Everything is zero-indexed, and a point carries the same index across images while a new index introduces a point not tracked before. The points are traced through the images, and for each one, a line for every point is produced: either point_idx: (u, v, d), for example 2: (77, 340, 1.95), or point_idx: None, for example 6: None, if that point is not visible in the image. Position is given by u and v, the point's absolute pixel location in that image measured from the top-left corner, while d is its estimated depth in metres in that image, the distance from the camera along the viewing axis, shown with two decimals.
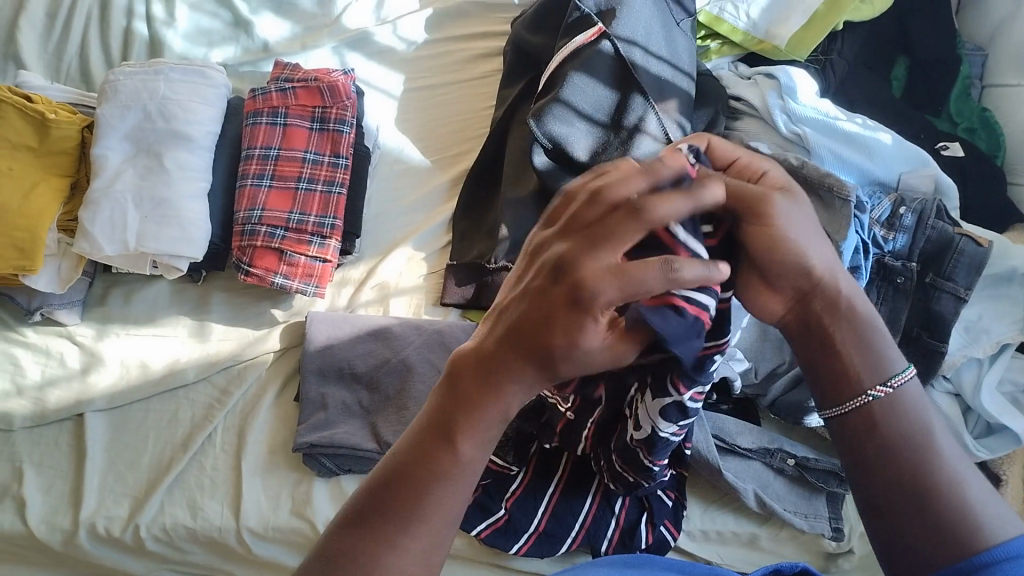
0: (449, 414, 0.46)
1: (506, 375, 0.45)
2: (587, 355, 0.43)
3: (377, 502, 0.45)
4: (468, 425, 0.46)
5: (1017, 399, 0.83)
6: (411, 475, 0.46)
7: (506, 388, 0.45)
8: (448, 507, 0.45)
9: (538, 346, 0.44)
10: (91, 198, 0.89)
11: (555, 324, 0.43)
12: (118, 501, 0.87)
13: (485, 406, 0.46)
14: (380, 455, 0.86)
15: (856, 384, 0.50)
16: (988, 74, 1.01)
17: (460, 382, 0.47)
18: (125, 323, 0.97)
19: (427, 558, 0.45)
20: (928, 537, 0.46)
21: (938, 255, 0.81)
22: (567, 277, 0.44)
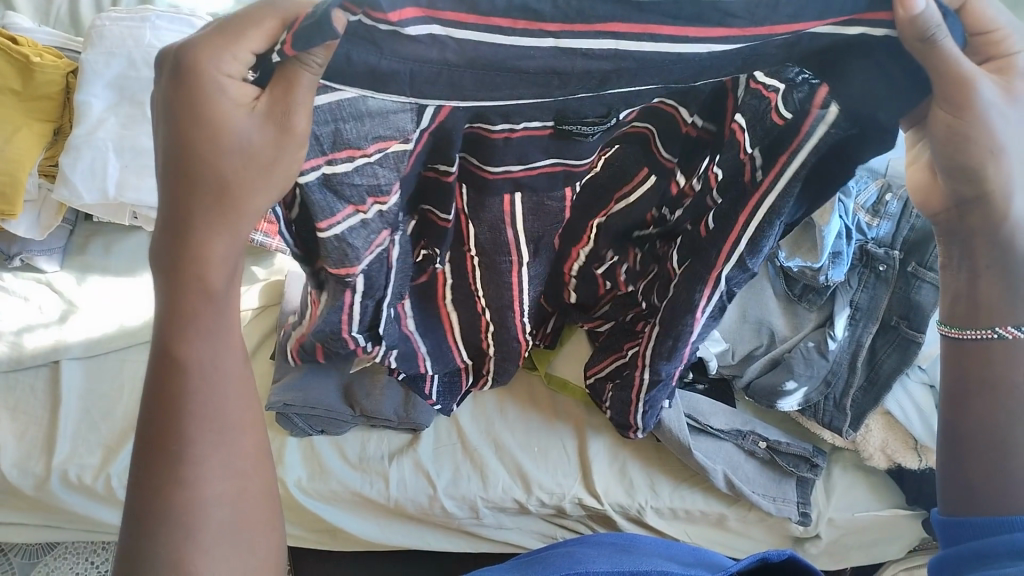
0: (163, 329, 0.44)
1: (195, 244, 0.43)
2: (232, 160, 0.41)
3: (146, 443, 0.43)
4: (191, 326, 0.44)
5: None
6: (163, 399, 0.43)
7: (196, 261, 0.43)
8: (211, 405, 0.44)
9: (194, 182, 0.41)
10: (72, 144, 0.88)
11: (193, 136, 0.40)
12: (91, 450, 0.87)
13: (193, 290, 0.43)
14: (354, 417, 0.87)
15: (988, 316, 0.48)
16: None
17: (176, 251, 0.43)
18: (105, 273, 0.97)
19: (225, 458, 0.44)
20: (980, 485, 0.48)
21: (921, 243, 0.80)
22: (183, 71, 0.39)
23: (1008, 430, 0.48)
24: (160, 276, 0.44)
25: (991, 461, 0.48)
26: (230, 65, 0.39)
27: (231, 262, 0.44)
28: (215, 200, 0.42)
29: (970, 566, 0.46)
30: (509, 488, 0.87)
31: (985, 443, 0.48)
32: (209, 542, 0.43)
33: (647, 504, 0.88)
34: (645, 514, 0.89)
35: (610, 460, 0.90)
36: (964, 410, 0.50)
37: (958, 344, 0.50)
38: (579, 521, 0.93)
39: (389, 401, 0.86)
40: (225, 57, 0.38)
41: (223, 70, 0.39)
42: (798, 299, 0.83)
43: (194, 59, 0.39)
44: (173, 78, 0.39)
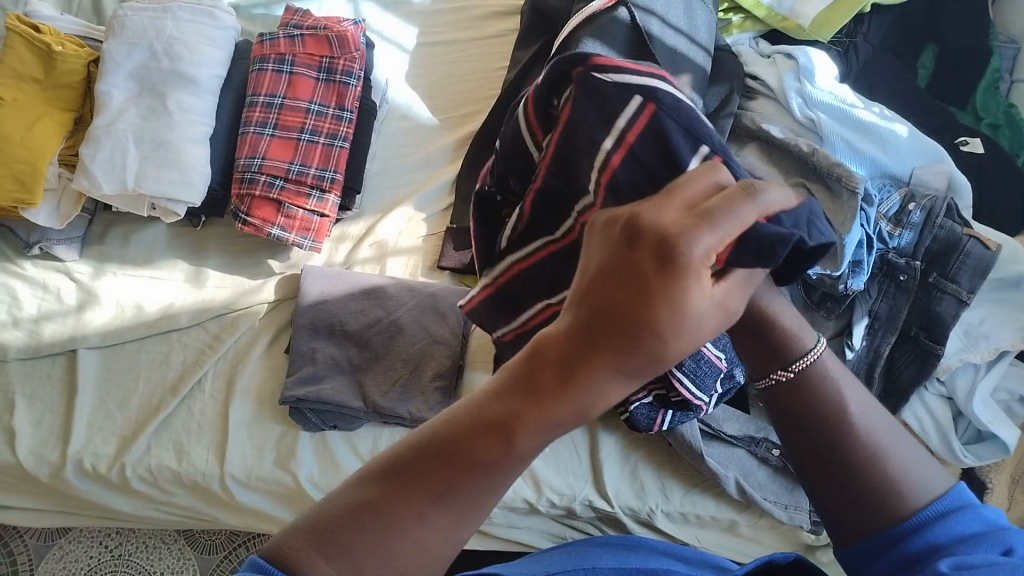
0: (511, 400, 0.39)
1: (589, 384, 0.37)
2: (680, 335, 0.36)
3: (411, 480, 0.40)
4: (538, 426, 0.38)
5: (1010, 408, 0.82)
6: (439, 452, 0.40)
7: (590, 400, 0.38)
8: (487, 493, 0.40)
9: (634, 333, 0.36)
10: (92, 136, 0.89)
11: (642, 284, 0.36)
12: (106, 439, 0.88)
13: (561, 409, 0.38)
14: (366, 414, 0.85)
15: (786, 355, 0.50)
16: (1019, 68, 0.97)
17: (534, 369, 0.39)
18: (122, 263, 0.97)
19: (453, 532, 0.40)
20: (851, 504, 0.48)
21: (943, 254, 0.79)
22: (671, 260, 0.35)
23: (841, 449, 0.48)
24: (534, 352, 0.39)
25: (839, 481, 0.48)
26: (711, 250, 0.35)
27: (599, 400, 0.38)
28: (621, 345, 0.36)
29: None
30: (519, 488, 0.87)
31: (830, 465, 0.48)
32: None
33: (658, 508, 0.88)
34: (656, 517, 0.89)
35: (622, 463, 0.89)
36: (797, 444, 0.50)
37: (770, 391, 0.51)
38: (589, 522, 0.93)
39: (405, 393, 0.85)
40: (709, 237, 0.35)
41: (699, 252, 0.35)
42: (815, 307, 0.82)
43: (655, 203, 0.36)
44: (654, 243, 0.35)
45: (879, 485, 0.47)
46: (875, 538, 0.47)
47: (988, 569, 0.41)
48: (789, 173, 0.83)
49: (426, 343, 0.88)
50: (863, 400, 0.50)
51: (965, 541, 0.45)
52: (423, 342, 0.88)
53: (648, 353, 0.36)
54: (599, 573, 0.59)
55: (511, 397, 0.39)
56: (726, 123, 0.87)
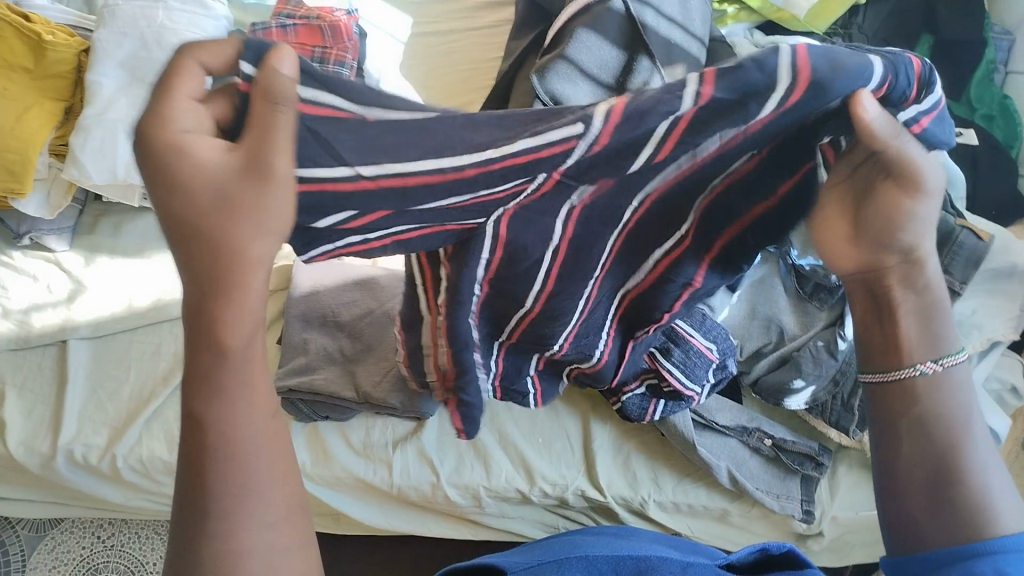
0: (185, 381, 0.42)
1: (210, 311, 0.40)
2: (264, 215, 0.38)
3: (183, 500, 0.41)
4: (205, 388, 0.41)
5: (1002, 398, 0.81)
6: (191, 460, 0.41)
7: (224, 320, 0.40)
8: (236, 445, 0.41)
9: (210, 252, 0.39)
10: (81, 125, 0.88)
11: (197, 195, 0.38)
12: (96, 429, 0.88)
13: (221, 338, 0.41)
14: (358, 406, 0.86)
15: (904, 359, 0.48)
16: (1013, 60, 0.97)
17: (201, 350, 0.41)
18: (113, 253, 0.97)
19: (263, 512, 0.41)
20: (938, 514, 0.45)
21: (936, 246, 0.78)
22: (245, 165, 0.37)
23: (948, 456, 0.45)
24: (194, 314, 0.41)
25: (932, 496, 0.45)
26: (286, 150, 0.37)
27: (248, 328, 0.41)
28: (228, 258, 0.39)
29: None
30: (512, 478, 0.88)
31: (929, 478, 0.46)
32: None
33: (650, 498, 0.88)
34: (648, 507, 0.89)
35: (615, 453, 0.90)
36: (902, 451, 0.47)
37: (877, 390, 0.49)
38: (582, 511, 0.93)
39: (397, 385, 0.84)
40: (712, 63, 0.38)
41: (281, 162, 0.37)
42: (809, 298, 0.84)
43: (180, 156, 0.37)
44: (181, 166, 0.37)
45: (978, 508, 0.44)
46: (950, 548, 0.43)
47: None
48: None
49: None
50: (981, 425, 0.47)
51: None
52: None
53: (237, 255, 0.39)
54: (593, 562, 0.57)
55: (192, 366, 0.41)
56: None
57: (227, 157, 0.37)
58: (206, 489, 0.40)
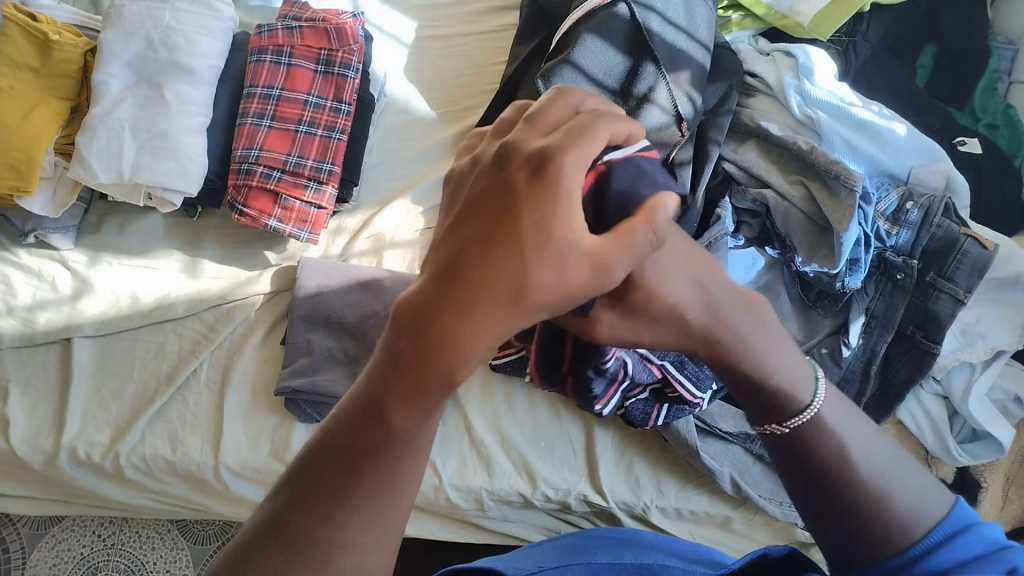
0: (382, 382, 0.40)
1: (441, 334, 0.37)
2: (540, 261, 0.37)
3: (308, 491, 0.41)
4: (400, 401, 0.39)
5: (1006, 408, 0.81)
6: (348, 458, 0.40)
7: (452, 351, 0.37)
8: (396, 470, 0.40)
9: (480, 274, 0.37)
10: (89, 124, 0.88)
11: (531, 210, 0.38)
12: (100, 428, 0.88)
13: (425, 370, 0.38)
14: None
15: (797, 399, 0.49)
16: (1018, 70, 0.97)
17: (401, 354, 0.38)
18: (117, 252, 0.97)
19: (378, 523, 0.41)
20: (852, 537, 0.48)
21: (941, 254, 0.79)
22: (545, 175, 0.38)
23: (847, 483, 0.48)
24: (401, 325, 0.38)
25: (845, 519, 0.48)
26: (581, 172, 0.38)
27: (477, 357, 0.38)
28: (476, 284, 0.37)
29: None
30: (514, 482, 0.88)
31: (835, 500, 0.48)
32: None
33: (653, 504, 0.88)
34: (651, 513, 0.89)
35: (617, 457, 0.90)
36: (789, 476, 0.50)
37: (768, 437, 0.51)
38: (584, 516, 0.93)
39: None
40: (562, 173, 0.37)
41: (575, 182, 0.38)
42: (812, 306, 0.83)
43: (556, 164, 0.38)
44: (526, 175, 0.38)
45: (886, 519, 0.47)
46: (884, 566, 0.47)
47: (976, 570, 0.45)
48: (787, 171, 0.83)
49: None
50: (849, 427, 0.50)
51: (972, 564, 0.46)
52: None
53: (507, 288, 0.37)
54: (591, 568, 0.59)
55: (400, 379, 0.39)
56: (725, 120, 0.86)
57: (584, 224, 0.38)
58: (343, 498, 0.40)
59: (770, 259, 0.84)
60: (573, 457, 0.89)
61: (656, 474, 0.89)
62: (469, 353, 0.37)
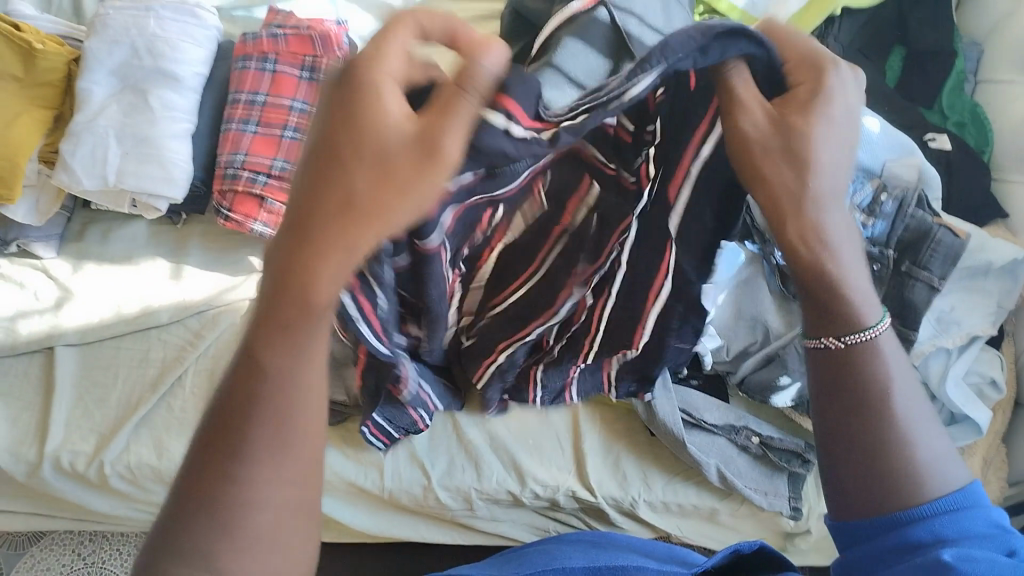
0: (254, 328, 0.45)
1: (302, 262, 0.42)
2: (368, 171, 0.40)
3: (210, 432, 0.45)
4: (272, 337, 0.44)
5: (982, 392, 0.83)
6: (234, 397, 0.44)
7: (307, 278, 0.42)
8: (288, 408, 0.44)
9: (322, 195, 0.41)
10: (73, 131, 0.88)
11: (351, 130, 0.40)
12: (84, 437, 0.87)
13: (288, 297, 0.43)
14: (349, 408, 0.87)
15: (851, 321, 0.51)
16: (983, 69, 1.00)
17: (275, 286, 0.43)
18: (100, 261, 0.96)
19: (279, 470, 0.44)
20: (866, 485, 0.50)
21: (915, 244, 0.80)
22: (355, 81, 0.40)
23: (877, 422, 0.50)
24: (273, 260, 0.44)
25: (860, 463, 0.50)
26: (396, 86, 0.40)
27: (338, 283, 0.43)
28: (332, 197, 0.41)
29: (877, 567, 0.49)
30: (503, 480, 0.88)
31: (863, 445, 0.50)
32: (230, 559, 0.43)
33: (640, 498, 0.89)
34: (638, 507, 0.89)
35: (604, 453, 0.90)
36: (824, 409, 0.52)
37: (819, 352, 0.52)
38: (572, 514, 0.93)
39: None
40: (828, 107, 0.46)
41: (394, 98, 0.40)
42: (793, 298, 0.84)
43: (356, 76, 0.40)
44: (337, 89, 0.41)
45: (903, 469, 0.49)
46: (882, 517, 0.49)
47: (985, 563, 0.45)
48: None
49: None
50: (895, 365, 0.52)
51: (972, 538, 0.47)
52: None
53: (346, 196, 0.41)
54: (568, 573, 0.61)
55: (269, 304, 0.44)
56: None
57: (404, 120, 0.40)
58: (242, 434, 0.44)
59: (751, 254, 0.85)
60: (559, 453, 0.89)
61: (644, 467, 0.90)
62: (321, 280, 0.42)
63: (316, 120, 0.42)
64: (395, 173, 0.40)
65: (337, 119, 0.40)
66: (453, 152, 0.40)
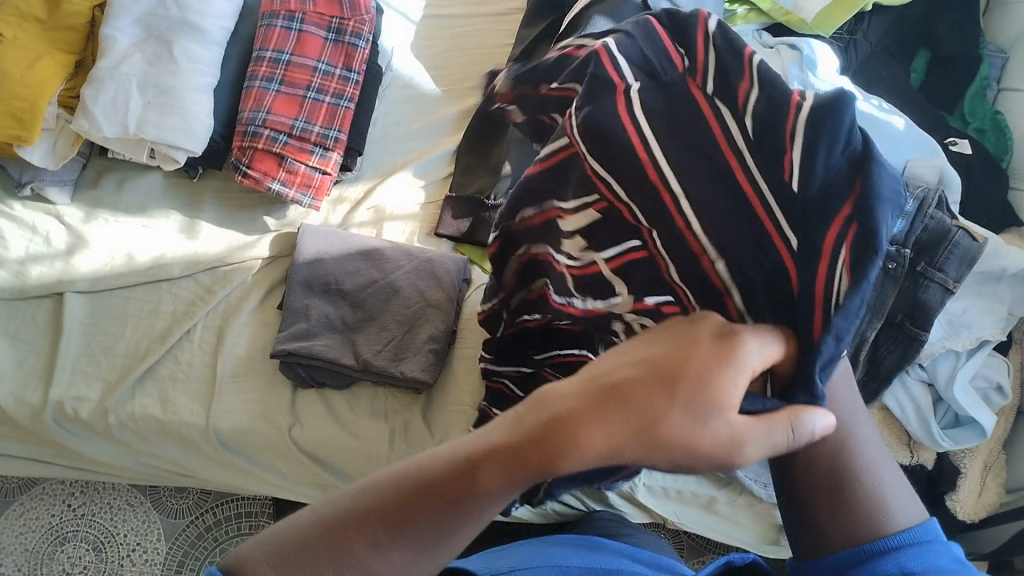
0: (484, 450, 0.42)
1: (571, 428, 0.39)
2: (683, 418, 0.38)
3: (388, 500, 0.43)
4: (491, 472, 0.41)
5: (988, 396, 0.84)
6: (426, 490, 0.43)
7: (561, 448, 0.39)
8: (452, 531, 0.42)
9: (628, 400, 0.39)
10: (95, 76, 0.87)
11: (699, 369, 0.39)
12: (89, 384, 0.87)
13: (530, 454, 0.39)
14: (357, 373, 0.86)
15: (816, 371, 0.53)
16: (1006, 78, 1.01)
17: (527, 422, 0.41)
18: (113, 210, 0.96)
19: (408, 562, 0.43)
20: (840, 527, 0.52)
21: (932, 245, 0.81)
22: (727, 341, 0.40)
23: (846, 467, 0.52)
24: (540, 403, 0.41)
25: (835, 504, 0.52)
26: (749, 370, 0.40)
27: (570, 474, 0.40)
28: (634, 409, 0.39)
29: None
30: None
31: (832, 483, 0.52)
32: None
33: (640, 482, 0.89)
34: (637, 490, 0.90)
35: None
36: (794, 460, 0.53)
37: None
38: (571, 494, 0.94)
39: (402, 352, 0.87)
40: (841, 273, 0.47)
41: (749, 361, 0.40)
42: None
43: (738, 332, 0.41)
44: (711, 330, 0.41)
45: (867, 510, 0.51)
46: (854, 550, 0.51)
47: None
48: None
49: (420, 306, 0.89)
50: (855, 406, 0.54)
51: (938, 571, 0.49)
52: (418, 305, 0.89)
53: (645, 420, 0.39)
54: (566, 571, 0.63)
55: (505, 439, 0.41)
56: None
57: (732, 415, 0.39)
58: (403, 527, 0.43)
59: None
60: None
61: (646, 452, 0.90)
62: (557, 464, 0.39)
63: (680, 333, 0.41)
64: (690, 431, 0.38)
65: (692, 351, 0.40)
66: (743, 461, 0.40)
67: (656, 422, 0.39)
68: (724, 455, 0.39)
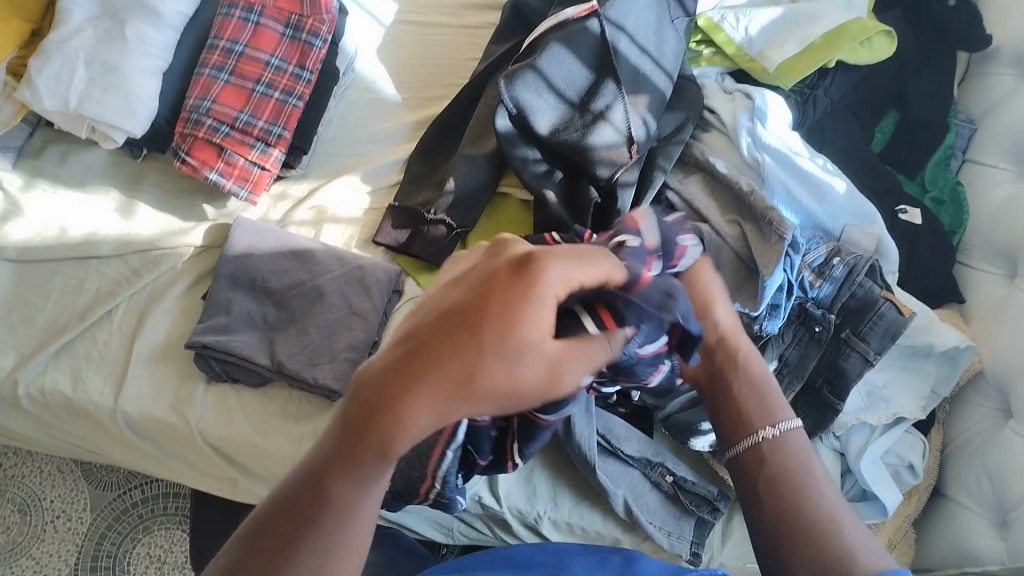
0: (332, 450, 0.42)
1: (392, 399, 0.39)
2: (493, 369, 0.37)
3: (263, 537, 0.44)
4: (346, 467, 0.42)
5: (899, 474, 0.82)
6: (297, 510, 0.43)
7: (396, 426, 0.39)
8: (334, 539, 0.43)
9: (435, 363, 0.38)
10: (44, 48, 0.87)
11: (494, 309, 0.37)
12: (4, 354, 0.87)
13: (371, 436, 0.40)
14: (270, 373, 0.85)
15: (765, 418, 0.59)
16: (972, 149, 0.98)
17: (358, 402, 0.40)
18: (54, 182, 0.96)
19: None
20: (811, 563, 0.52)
21: (858, 312, 0.80)
22: (523, 273, 0.38)
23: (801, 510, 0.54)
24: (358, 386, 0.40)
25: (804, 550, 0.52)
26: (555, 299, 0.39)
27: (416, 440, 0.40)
28: (438, 359, 0.38)
29: None
30: None
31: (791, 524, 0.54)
32: None
33: (545, 516, 0.88)
34: (541, 525, 0.88)
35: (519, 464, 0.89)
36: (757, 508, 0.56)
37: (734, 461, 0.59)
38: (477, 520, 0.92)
39: (316, 356, 0.85)
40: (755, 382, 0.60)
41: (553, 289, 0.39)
42: None
43: (541, 260, 0.39)
44: (508, 262, 0.39)
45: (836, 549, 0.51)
46: None
47: None
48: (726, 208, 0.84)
49: (345, 314, 0.87)
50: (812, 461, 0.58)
51: None
52: (342, 313, 0.87)
53: (461, 371, 0.37)
54: None
55: (348, 420, 0.41)
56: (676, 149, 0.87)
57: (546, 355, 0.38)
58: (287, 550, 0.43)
59: None
60: None
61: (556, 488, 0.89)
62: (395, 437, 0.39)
63: (478, 271, 0.40)
64: (507, 371, 0.37)
65: (492, 292, 0.38)
66: (570, 385, 0.39)
67: (469, 370, 0.37)
68: (548, 385, 0.38)
